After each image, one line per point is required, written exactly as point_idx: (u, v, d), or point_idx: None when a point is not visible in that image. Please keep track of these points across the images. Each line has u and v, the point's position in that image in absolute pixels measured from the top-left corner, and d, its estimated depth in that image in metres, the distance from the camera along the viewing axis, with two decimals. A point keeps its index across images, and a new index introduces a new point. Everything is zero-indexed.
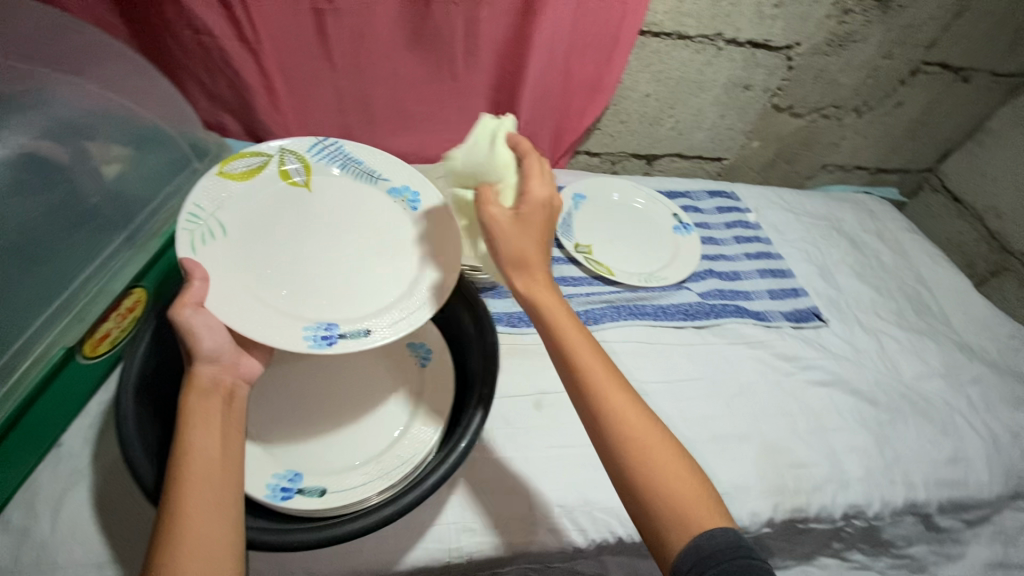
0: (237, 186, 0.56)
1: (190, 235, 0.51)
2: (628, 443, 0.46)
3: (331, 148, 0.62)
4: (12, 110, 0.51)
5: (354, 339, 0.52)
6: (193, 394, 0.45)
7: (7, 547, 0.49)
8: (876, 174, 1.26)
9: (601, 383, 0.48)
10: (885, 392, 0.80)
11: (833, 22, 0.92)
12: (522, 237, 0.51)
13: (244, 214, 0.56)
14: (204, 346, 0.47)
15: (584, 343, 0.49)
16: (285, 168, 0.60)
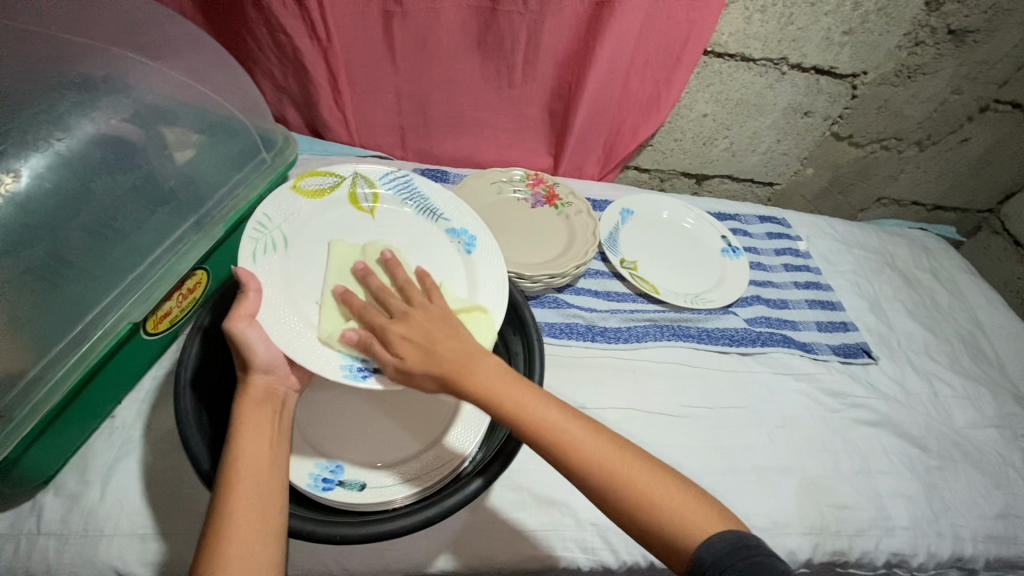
0: (306, 203, 0.57)
1: (253, 244, 0.52)
2: (603, 469, 0.45)
3: (402, 181, 0.63)
4: (104, 91, 0.53)
5: (390, 376, 0.48)
6: (248, 401, 0.46)
7: (59, 510, 0.51)
8: (933, 212, 1.22)
9: (556, 428, 0.46)
10: (935, 438, 0.77)
11: (903, 53, 0.90)
12: (423, 333, 0.47)
13: (307, 232, 0.56)
14: (260, 358, 0.47)
15: (525, 391, 0.47)
16: (355, 193, 0.60)
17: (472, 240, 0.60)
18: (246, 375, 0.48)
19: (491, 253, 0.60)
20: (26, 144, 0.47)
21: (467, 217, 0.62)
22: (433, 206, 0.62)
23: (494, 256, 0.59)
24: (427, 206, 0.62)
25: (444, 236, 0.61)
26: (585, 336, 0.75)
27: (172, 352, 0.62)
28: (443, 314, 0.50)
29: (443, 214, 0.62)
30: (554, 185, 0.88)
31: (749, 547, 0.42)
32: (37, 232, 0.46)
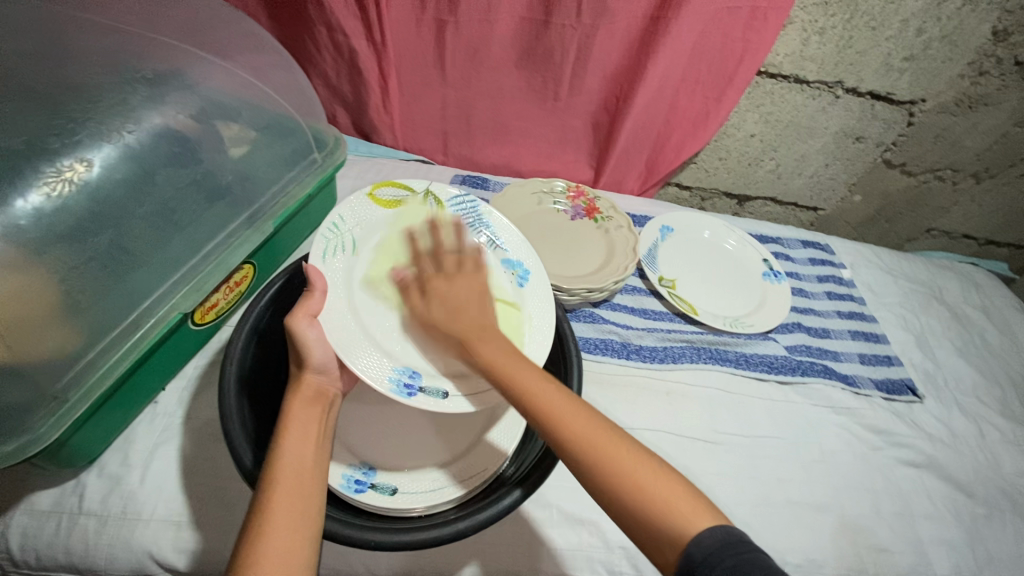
0: (379, 211, 0.61)
1: (324, 242, 0.56)
2: (586, 443, 0.44)
3: (467, 204, 0.66)
4: (171, 85, 0.54)
5: (433, 399, 0.50)
6: (298, 398, 0.49)
7: (100, 491, 0.52)
8: (985, 246, 1.17)
9: (547, 402, 0.46)
10: (982, 485, 0.73)
11: (966, 82, 0.87)
12: (454, 303, 0.54)
13: (373, 242, 0.59)
14: (315, 359, 0.50)
15: (524, 367, 0.48)
16: (424, 210, 0.64)
17: (525, 274, 0.62)
18: (300, 373, 0.50)
19: (543, 288, 0.61)
20: (99, 135, 0.48)
21: (525, 251, 0.64)
22: (494, 235, 0.65)
23: (544, 293, 0.61)
24: (488, 233, 0.65)
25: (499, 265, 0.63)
26: (620, 353, 0.74)
27: (215, 343, 0.63)
28: (479, 287, 0.57)
29: (501, 244, 0.64)
30: (595, 199, 0.87)
31: (739, 542, 0.39)
32: (104, 221, 0.47)
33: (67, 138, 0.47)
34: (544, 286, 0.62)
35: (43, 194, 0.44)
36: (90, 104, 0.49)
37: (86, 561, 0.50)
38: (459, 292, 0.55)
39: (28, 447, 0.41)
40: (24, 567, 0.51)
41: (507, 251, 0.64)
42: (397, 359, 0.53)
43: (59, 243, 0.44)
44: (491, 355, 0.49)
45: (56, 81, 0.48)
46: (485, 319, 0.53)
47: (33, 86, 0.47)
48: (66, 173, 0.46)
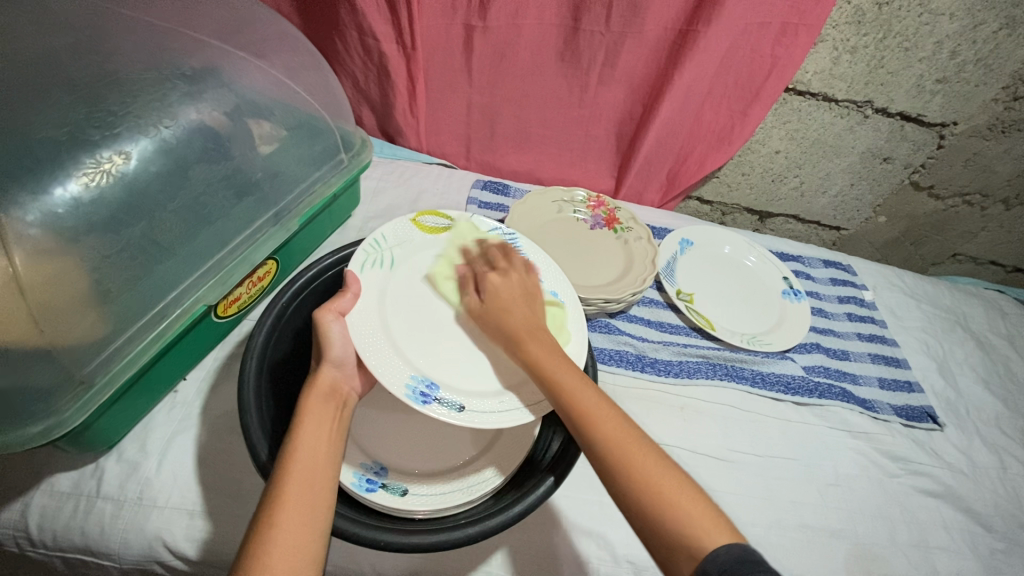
0: (421, 234, 0.63)
1: (365, 256, 0.57)
2: (615, 443, 0.46)
3: (507, 238, 0.65)
4: (207, 83, 0.56)
5: (447, 410, 0.49)
6: (314, 392, 0.49)
7: (118, 476, 0.53)
8: (1012, 274, 1.15)
9: (586, 403, 0.48)
10: (1003, 518, 0.71)
11: (1000, 106, 0.86)
12: (508, 302, 0.56)
13: (412, 260, 0.60)
14: (335, 352, 0.51)
15: (564, 368, 0.50)
16: (463, 240, 0.64)
17: (559, 306, 0.60)
18: (317, 368, 0.51)
19: (577, 321, 0.59)
20: (138, 128, 0.49)
21: (561, 283, 0.62)
22: (532, 265, 0.63)
23: (578, 325, 0.58)
24: (526, 264, 0.64)
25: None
26: (635, 366, 0.74)
27: (235, 336, 0.64)
28: (529, 288, 0.59)
29: (538, 275, 0.63)
30: (615, 210, 0.87)
31: (755, 560, 0.39)
32: (137, 212, 0.48)
33: (107, 131, 0.48)
34: (578, 319, 0.59)
35: (81, 184, 0.45)
36: (130, 98, 0.50)
37: (101, 544, 0.51)
38: (508, 294, 0.57)
39: (52, 431, 0.42)
40: (41, 547, 0.52)
41: (545, 283, 0.62)
42: (418, 368, 0.51)
43: (94, 232, 0.45)
44: (535, 352, 0.52)
45: (99, 75, 0.49)
46: (537, 319, 0.56)
47: (76, 79, 0.48)
48: (104, 165, 0.47)
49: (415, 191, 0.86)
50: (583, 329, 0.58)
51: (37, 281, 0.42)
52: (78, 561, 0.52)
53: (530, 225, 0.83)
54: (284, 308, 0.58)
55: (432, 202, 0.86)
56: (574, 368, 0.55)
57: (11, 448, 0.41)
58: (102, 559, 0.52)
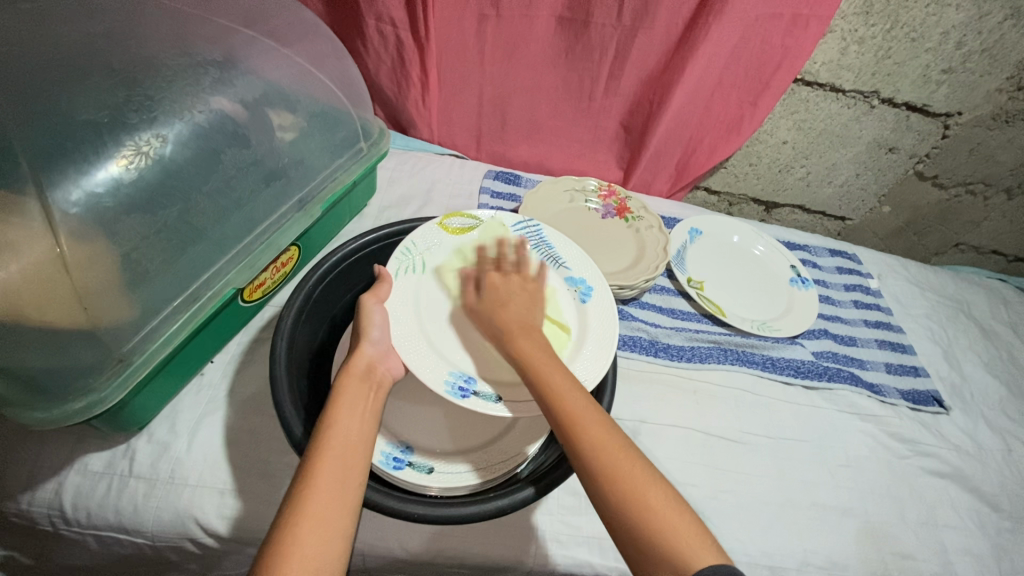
0: (448, 236, 0.64)
1: (399, 264, 0.59)
2: (601, 449, 0.46)
3: (531, 230, 0.67)
4: (235, 71, 0.57)
5: (485, 402, 0.51)
6: (352, 373, 0.51)
7: (150, 455, 0.54)
8: (1014, 263, 1.17)
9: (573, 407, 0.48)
10: (1009, 498, 0.73)
11: (1004, 96, 0.87)
12: (507, 304, 0.56)
13: (444, 262, 0.61)
14: (372, 338, 0.53)
15: (552, 366, 0.50)
16: (489, 235, 0.65)
17: (589, 291, 0.61)
18: (357, 346, 0.52)
19: (606, 305, 0.60)
20: (173, 113, 0.51)
21: (587, 269, 0.64)
22: (557, 255, 0.64)
23: (607, 310, 0.59)
24: (552, 253, 0.65)
25: (562, 283, 0.62)
26: (648, 351, 0.75)
27: (258, 322, 0.65)
28: (534, 292, 0.58)
29: (564, 263, 0.64)
30: (626, 199, 0.88)
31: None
32: (173, 194, 0.49)
33: (144, 114, 0.49)
34: (608, 303, 0.60)
35: (121, 166, 0.46)
36: (163, 83, 0.51)
37: (134, 521, 0.52)
38: (509, 294, 0.57)
39: (96, 406, 0.44)
40: (75, 525, 0.53)
41: (571, 271, 0.63)
42: (454, 363, 0.53)
43: (133, 213, 0.47)
44: (526, 350, 0.51)
45: (133, 61, 0.51)
46: (532, 317, 0.56)
47: (112, 64, 0.49)
48: (143, 147, 0.48)
49: (429, 181, 0.88)
50: (613, 314, 0.59)
51: (82, 259, 0.43)
52: (110, 539, 0.53)
53: (543, 215, 0.84)
54: (312, 292, 0.60)
55: (445, 192, 0.87)
56: (605, 353, 0.56)
57: (58, 421, 0.42)
58: (135, 536, 0.53)
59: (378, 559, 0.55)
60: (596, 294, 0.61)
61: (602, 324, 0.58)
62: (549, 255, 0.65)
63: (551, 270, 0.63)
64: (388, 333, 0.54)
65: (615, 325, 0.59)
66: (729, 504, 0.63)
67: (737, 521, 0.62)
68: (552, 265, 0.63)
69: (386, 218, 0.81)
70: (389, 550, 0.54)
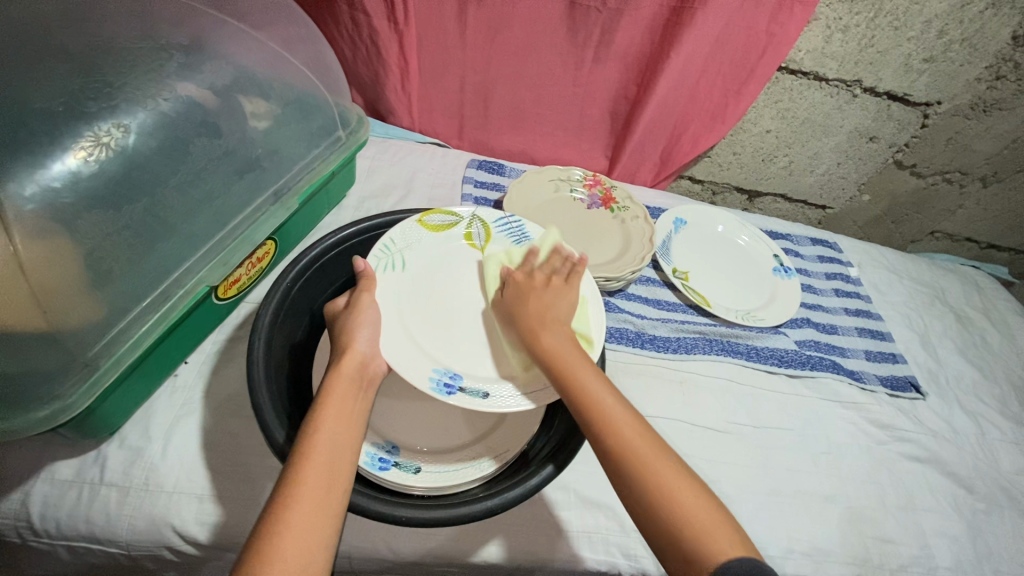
0: (428, 234, 0.62)
1: (377, 263, 0.57)
2: (627, 447, 0.46)
3: (513, 225, 0.65)
4: (204, 57, 0.54)
5: (473, 398, 0.50)
6: (342, 372, 0.48)
7: (121, 462, 0.51)
8: (986, 250, 1.19)
9: (602, 410, 0.48)
10: (983, 480, 0.75)
11: (982, 85, 0.89)
12: (519, 300, 0.55)
13: (424, 260, 0.59)
14: (361, 342, 0.50)
15: (579, 365, 0.50)
16: (470, 232, 0.64)
17: None
18: (349, 343, 0.50)
19: (592, 297, 0.59)
20: (137, 101, 0.49)
21: None
22: (540, 250, 0.63)
23: (594, 301, 0.59)
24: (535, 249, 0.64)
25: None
26: (635, 342, 0.75)
27: (233, 319, 0.62)
28: (563, 294, 0.56)
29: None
30: (611, 189, 0.87)
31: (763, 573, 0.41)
32: (137, 189, 0.47)
33: (104, 103, 0.47)
34: (594, 297, 0.59)
35: (79, 159, 0.44)
36: (126, 69, 0.49)
37: (108, 530, 0.50)
38: (534, 292, 0.55)
39: (59, 415, 0.41)
40: (45, 536, 0.50)
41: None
42: (439, 360, 0.52)
43: (95, 209, 0.44)
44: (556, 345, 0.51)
45: (94, 47, 0.48)
46: (558, 317, 0.54)
47: (69, 49, 0.47)
48: (103, 138, 0.46)
49: (411, 170, 0.85)
50: (599, 307, 0.58)
51: (40, 259, 0.41)
52: (83, 549, 0.51)
53: (527, 206, 0.82)
54: (290, 289, 0.58)
55: (427, 182, 0.85)
56: (592, 348, 0.55)
57: (20, 431, 0.40)
58: (109, 546, 0.50)
59: (364, 560, 0.54)
60: (581, 286, 0.60)
61: (592, 315, 0.58)
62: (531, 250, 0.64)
63: None
64: (379, 332, 0.52)
65: (602, 316, 0.58)
66: (715, 493, 0.64)
67: None
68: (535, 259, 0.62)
69: (366, 210, 0.78)
70: (376, 552, 0.53)
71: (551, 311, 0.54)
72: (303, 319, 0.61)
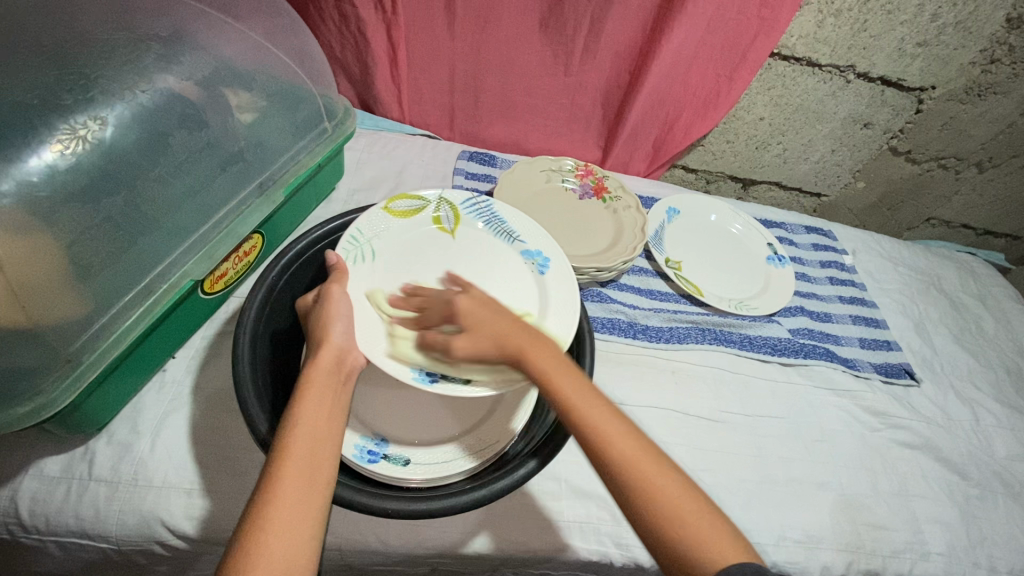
0: (396, 220, 0.61)
1: (347, 254, 0.56)
2: (654, 494, 0.42)
3: (482, 206, 0.65)
4: (184, 48, 0.54)
5: (455, 385, 0.50)
6: (320, 365, 0.48)
7: (109, 457, 0.51)
8: (982, 236, 1.19)
9: (630, 452, 0.44)
10: (977, 466, 0.74)
11: (977, 69, 0.88)
12: (482, 332, 0.49)
13: (392, 249, 0.59)
14: (335, 335, 0.50)
15: (601, 406, 0.46)
16: (438, 215, 0.64)
17: (545, 262, 0.62)
18: (324, 336, 0.49)
19: (564, 272, 0.60)
20: (113, 93, 0.48)
21: (541, 239, 0.63)
22: (510, 229, 0.64)
23: (567, 276, 0.60)
24: (504, 228, 0.64)
25: (519, 257, 0.62)
26: (627, 333, 0.75)
27: (222, 314, 0.62)
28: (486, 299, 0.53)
29: (519, 236, 0.64)
30: (603, 178, 0.87)
31: None
32: (118, 181, 0.47)
33: (80, 95, 0.46)
34: (567, 271, 0.61)
35: (56, 152, 0.44)
36: (102, 61, 0.48)
37: (97, 526, 0.49)
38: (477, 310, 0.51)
39: (42, 410, 0.41)
40: (34, 532, 0.50)
41: (527, 245, 0.63)
42: (416, 349, 0.52)
43: (73, 202, 0.44)
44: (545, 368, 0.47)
45: (69, 41, 0.48)
46: (519, 326, 0.50)
47: (46, 44, 0.47)
48: (80, 131, 0.45)
49: (401, 162, 0.85)
50: (573, 281, 0.60)
51: (16, 255, 0.40)
52: (73, 545, 0.51)
53: (517, 195, 0.82)
54: (275, 284, 0.58)
55: (418, 174, 0.84)
56: (569, 323, 0.56)
57: (3, 427, 0.40)
58: (99, 541, 0.50)
59: (355, 553, 0.54)
60: (553, 264, 0.61)
61: (562, 292, 0.59)
62: (502, 229, 0.64)
63: (506, 244, 0.63)
64: (354, 324, 0.51)
65: (576, 290, 0.59)
66: (709, 482, 0.64)
67: (717, 500, 0.63)
68: (506, 239, 0.63)
69: (356, 202, 0.78)
70: (367, 545, 0.53)
71: (511, 325, 0.50)
72: (291, 312, 0.61)
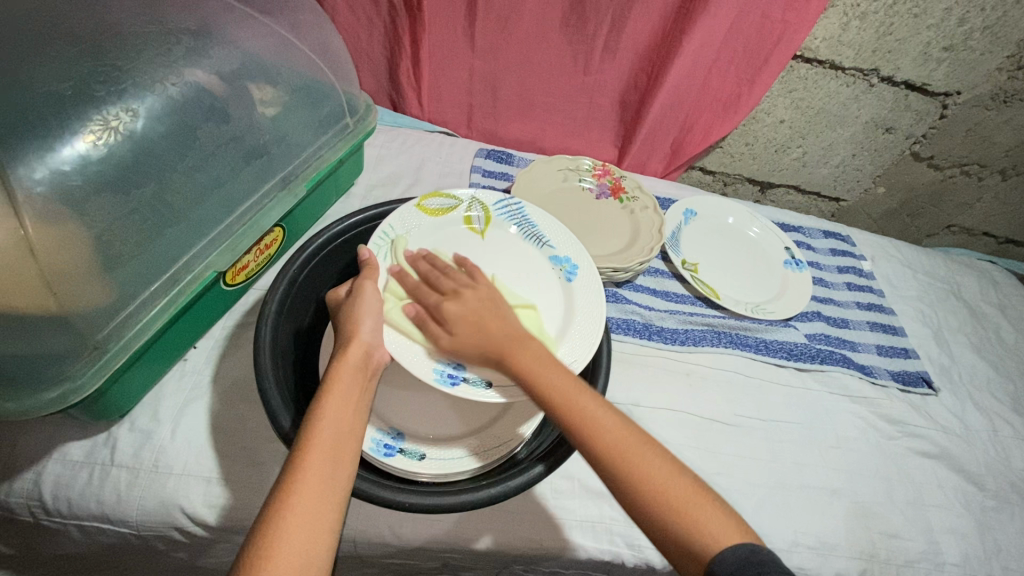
0: (428, 218, 0.62)
1: (379, 249, 0.57)
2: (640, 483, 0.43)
3: (514, 209, 0.65)
4: (211, 42, 0.54)
5: (476, 388, 0.50)
6: (346, 362, 0.48)
7: (132, 443, 0.52)
8: (1004, 245, 1.17)
9: (614, 442, 0.44)
10: (994, 477, 0.74)
11: (1004, 76, 0.86)
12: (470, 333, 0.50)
13: (423, 245, 0.59)
14: (364, 331, 0.50)
15: (582, 394, 0.47)
16: (469, 215, 0.64)
17: (573, 269, 0.61)
18: (353, 332, 0.50)
19: (592, 282, 0.60)
20: (144, 85, 0.49)
21: (571, 246, 0.63)
22: (541, 233, 0.64)
23: (594, 286, 0.59)
24: (536, 233, 0.64)
25: (547, 262, 0.62)
26: (642, 334, 0.74)
27: (242, 305, 0.63)
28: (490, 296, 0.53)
29: (549, 242, 0.63)
30: (620, 178, 0.86)
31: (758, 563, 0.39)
32: (146, 172, 0.47)
33: (113, 87, 0.47)
34: (594, 281, 0.60)
35: (88, 142, 0.44)
36: (132, 53, 0.49)
37: (118, 510, 0.50)
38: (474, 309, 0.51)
39: (69, 396, 0.41)
40: (57, 515, 0.51)
41: (555, 250, 0.63)
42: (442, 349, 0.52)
43: (104, 192, 0.45)
44: (523, 361, 0.48)
45: (101, 32, 0.48)
46: (511, 327, 0.51)
47: (80, 36, 0.47)
48: (112, 122, 0.46)
49: (419, 159, 0.85)
50: (599, 291, 0.59)
51: (48, 243, 0.41)
52: (94, 529, 0.52)
53: (533, 194, 0.82)
54: (296, 276, 0.59)
55: (435, 170, 0.85)
56: (593, 332, 0.56)
57: (30, 412, 0.40)
58: (120, 526, 0.51)
59: (369, 546, 0.54)
60: (581, 272, 0.61)
61: (588, 301, 0.58)
62: (533, 234, 0.64)
63: (536, 248, 0.63)
64: (382, 323, 0.51)
65: (602, 301, 0.59)
66: (722, 485, 0.63)
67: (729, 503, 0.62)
68: (537, 244, 0.63)
69: (374, 198, 0.78)
70: (381, 538, 0.53)
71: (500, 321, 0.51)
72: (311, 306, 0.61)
